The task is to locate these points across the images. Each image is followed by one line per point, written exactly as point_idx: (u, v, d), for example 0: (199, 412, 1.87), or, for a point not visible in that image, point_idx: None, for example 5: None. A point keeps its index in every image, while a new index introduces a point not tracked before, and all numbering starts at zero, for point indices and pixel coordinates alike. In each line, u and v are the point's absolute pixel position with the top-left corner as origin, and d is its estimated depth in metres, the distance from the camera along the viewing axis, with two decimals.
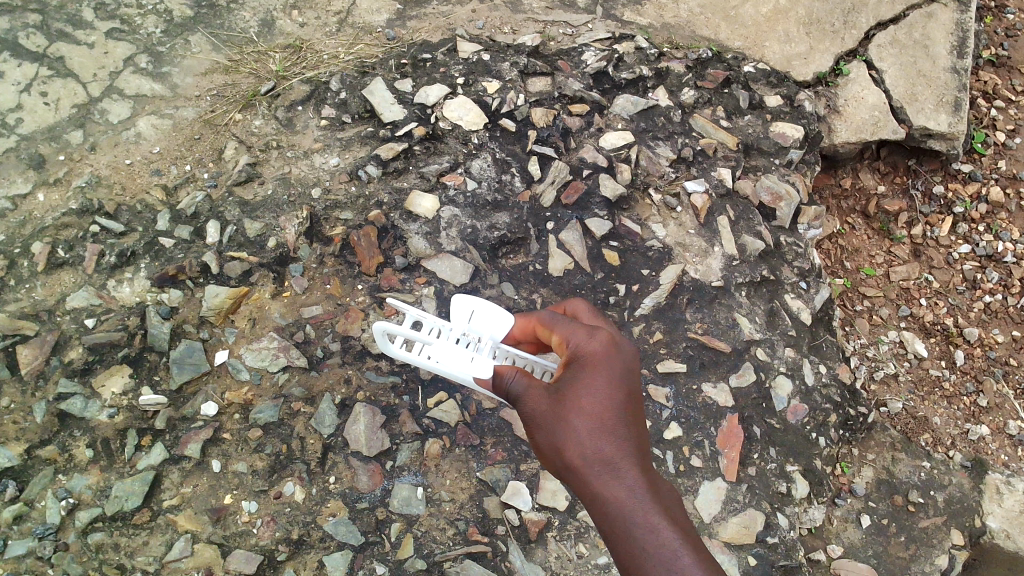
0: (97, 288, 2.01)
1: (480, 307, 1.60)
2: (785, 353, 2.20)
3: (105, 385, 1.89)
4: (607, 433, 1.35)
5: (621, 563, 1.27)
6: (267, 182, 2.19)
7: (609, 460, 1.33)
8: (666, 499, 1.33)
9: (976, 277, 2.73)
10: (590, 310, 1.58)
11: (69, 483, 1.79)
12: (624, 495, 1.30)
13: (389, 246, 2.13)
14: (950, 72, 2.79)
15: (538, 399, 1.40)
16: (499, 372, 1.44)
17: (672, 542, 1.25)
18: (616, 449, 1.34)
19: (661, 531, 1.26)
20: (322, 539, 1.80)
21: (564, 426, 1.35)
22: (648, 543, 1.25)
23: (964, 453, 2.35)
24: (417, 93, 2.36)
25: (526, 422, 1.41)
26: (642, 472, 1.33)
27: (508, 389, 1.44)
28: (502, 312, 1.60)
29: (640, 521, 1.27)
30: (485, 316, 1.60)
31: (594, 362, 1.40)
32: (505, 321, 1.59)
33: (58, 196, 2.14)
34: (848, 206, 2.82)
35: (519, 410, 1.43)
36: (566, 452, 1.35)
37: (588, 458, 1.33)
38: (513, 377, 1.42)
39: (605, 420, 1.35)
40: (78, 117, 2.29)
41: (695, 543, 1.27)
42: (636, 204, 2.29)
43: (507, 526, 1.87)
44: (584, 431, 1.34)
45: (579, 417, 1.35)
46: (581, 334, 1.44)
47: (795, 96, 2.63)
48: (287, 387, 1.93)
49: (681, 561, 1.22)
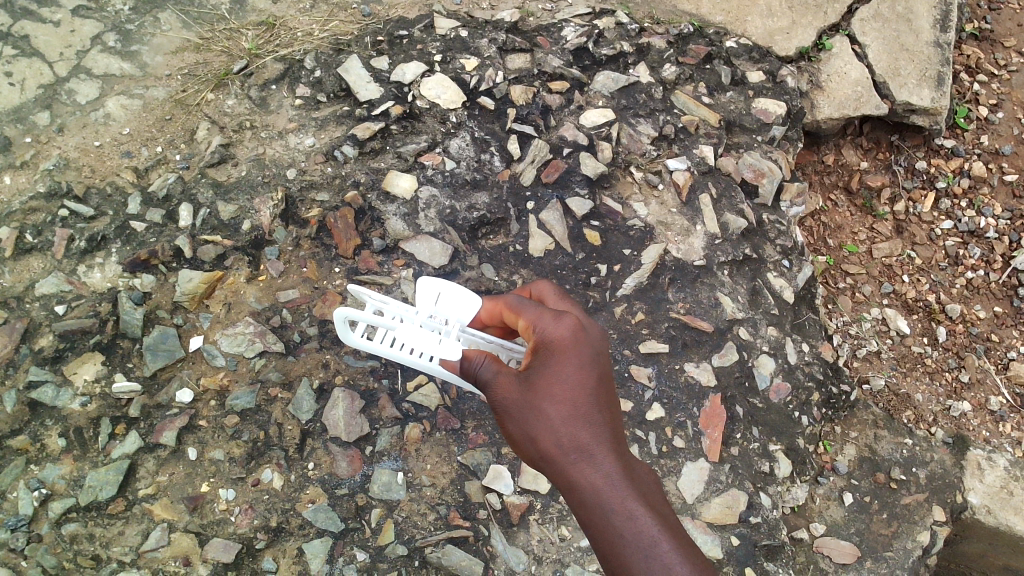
0: (67, 273, 1.96)
1: (447, 289, 1.57)
2: (768, 332, 2.19)
3: (77, 373, 1.85)
4: (581, 420, 1.33)
5: (600, 551, 1.27)
6: (241, 164, 2.15)
7: (584, 447, 1.32)
8: (642, 484, 1.32)
9: (958, 253, 2.73)
10: (557, 293, 1.56)
11: (42, 473, 1.76)
12: (600, 483, 1.29)
13: (366, 228, 2.09)
14: (933, 46, 2.77)
15: (507, 387, 1.37)
16: (466, 357, 1.42)
17: (650, 528, 1.24)
18: (590, 435, 1.32)
19: (639, 518, 1.25)
20: (301, 526, 1.77)
21: (538, 415, 1.34)
22: (627, 531, 1.24)
23: (945, 430, 2.36)
24: (394, 70, 2.31)
25: (497, 410, 1.38)
26: (617, 458, 1.32)
27: (476, 375, 1.42)
28: (469, 294, 1.57)
29: (618, 508, 1.26)
30: (452, 299, 1.56)
31: (563, 348, 1.37)
32: (472, 303, 1.55)
33: (25, 179, 2.09)
34: (830, 182, 2.80)
35: (488, 397, 1.40)
36: (540, 441, 1.33)
37: (563, 447, 1.32)
38: (482, 364, 1.40)
39: (578, 407, 1.34)
40: (45, 98, 2.23)
41: (673, 528, 1.26)
42: (617, 181, 2.27)
43: (489, 510, 1.85)
44: (558, 419, 1.33)
45: (552, 405, 1.33)
46: (548, 319, 1.40)
47: (777, 71, 2.60)
48: (264, 372, 1.90)
49: (660, 547, 1.22)
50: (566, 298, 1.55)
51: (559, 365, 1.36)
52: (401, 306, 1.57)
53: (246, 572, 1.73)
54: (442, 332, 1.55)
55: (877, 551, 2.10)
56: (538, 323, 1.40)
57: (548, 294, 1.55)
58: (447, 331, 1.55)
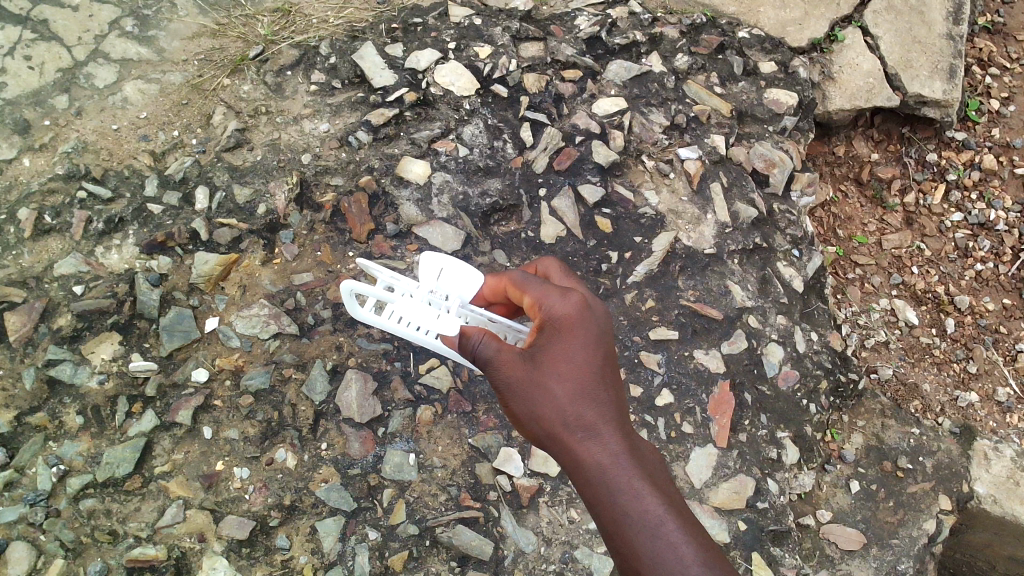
0: (85, 254, 1.99)
1: (450, 264, 1.57)
2: (777, 321, 2.20)
3: (95, 352, 1.88)
4: (587, 399, 1.35)
5: (605, 530, 1.29)
6: (256, 148, 2.17)
7: (590, 425, 1.34)
8: (647, 462, 1.35)
9: (967, 245, 2.73)
10: (562, 271, 1.57)
11: (60, 450, 1.79)
12: (607, 462, 1.31)
13: (380, 213, 2.11)
14: (945, 39, 2.77)
15: (511, 365, 1.36)
16: (464, 333, 1.37)
17: (656, 507, 1.26)
18: (595, 414, 1.35)
19: (646, 497, 1.28)
20: (315, 505, 1.80)
21: (544, 393, 1.35)
22: (633, 509, 1.26)
23: (952, 420, 2.37)
24: (408, 58, 2.33)
25: (499, 387, 1.38)
26: (622, 437, 1.35)
27: (474, 352, 1.37)
28: (471, 271, 1.58)
29: (624, 486, 1.28)
30: (454, 274, 1.57)
31: (570, 326, 1.39)
32: (474, 280, 1.57)
33: (44, 161, 2.12)
34: (840, 173, 2.81)
35: (488, 374, 1.39)
36: (545, 419, 1.35)
37: (569, 424, 1.34)
38: (481, 341, 1.35)
39: (585, 385, 1.36)
40: (63, 82, 2.25)
41: (678, 506, 1.29)
42: (629, 170, 2.28)
43: (499, 492, 1.87)
44: (564, 397, 1.35)
45: (558, 383, 1.35)
46: (556, 296, 1.41)
47: (789, 61, 2.59)
48: (278, 354, 1.93)
49: (667, 527, 1.25)
50: (570, 276, 1.56)
51: (565, 344, 1.37)
52: (409, 282, 1.58)
53: (260, 549, 1.75)
54: (443, 308, 1.56)
55: (883, 538, 2.11)
56: (544, 300, 1.41)
57: (554, 272, 1.56)
58: (448, 306, 1.56)
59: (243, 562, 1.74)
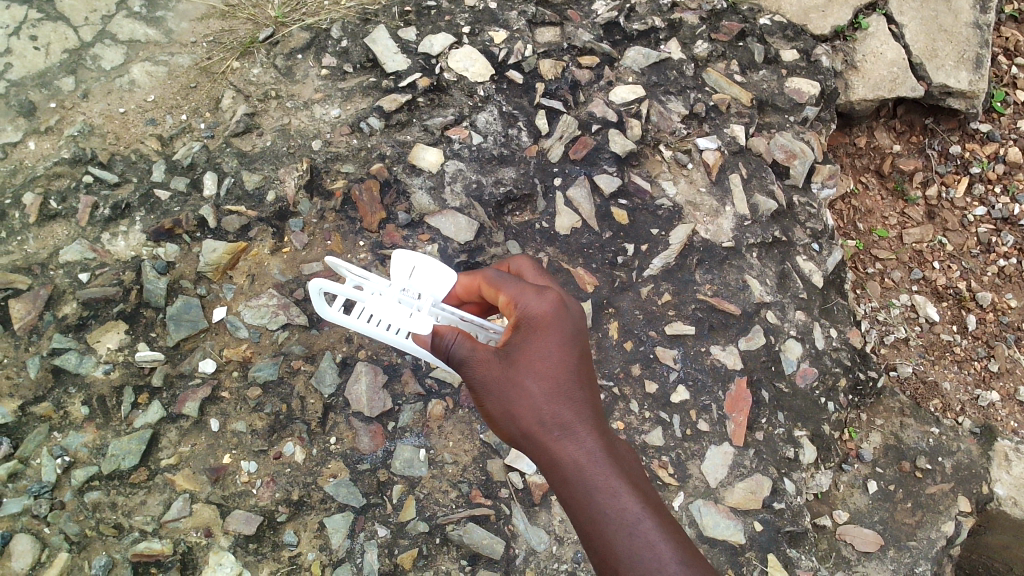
0: (91, 241, 1.95)
1: (422, 262, 1.50)
2: (796, 316, 2.15)
3: (100, 341, 1.84)
4: (562, 398, 1.31)
5: (581, 531, 1.24)
6: (266, 133, 2.12)
7: (566, 424, 1.30)
8: (625, 462, 1.30)
9: (990, 240, 2.67)
10: (537, 269, 1.52)
11: (65, 441, 1.76)
12: (583, 460, 1.26)
13: (391, 202, 2.07)
14: (971, 27, 2.71)
15: (486, 364, 1.33)
16: (437, 332, 1.35)
17: (633, 506, 1.21)
18: (571, 412, 1.30)
19: (622, 496, 1.22)
20: (323, 500, 1.76)
21: (519, 391, 1.31)
22: (609, 508, 1.21)
23: (973, 419, 2.33)
24: (422, 42, 2.27)
25: (474, 387, 1.35)
26: (600, 436, 1.30)
27: (448, 353, 1.35)
28: (445, 269, 1.51)
29: (600, 485, 1.23)
30: (427, 272, 1.50)
31: (545, 324, 1.34)
32: (447, 277, 1.51)
33: (49, 144, 2.07)
34: (862, 165, 2.75)
35: (464, 373, 1.37)
36: (521, 419, 1.31)
37: (545, 423, 1.30)
38: (454, 341, 1.33)
39: (560, 383, 1.32)
40: (69, 63, 2.21)
41: (656, 505, 1.24)
42: (646, 160, 2.23)
43: (510, 489, 1.83)
44: (539, 395, 1.31)
45: (534, 381, 1.31)
46: (531, 294, 1.36)
47: (812, 50, 2.52)
48: (287, 345, 1.89)
49: (642, 524, 1.19)
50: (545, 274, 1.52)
51: (542, 342, 1.33)
52: (380, 282, 1.50)
53: (267, 545, 1.72)
54: (415, 307, 1.49)
55: (900, 540, 2.07)
56: (520, 299, 1.37)
57: (527, 270, 1.52)
58: (419, 305, 1.49)
59: (250, 558, 1.71)
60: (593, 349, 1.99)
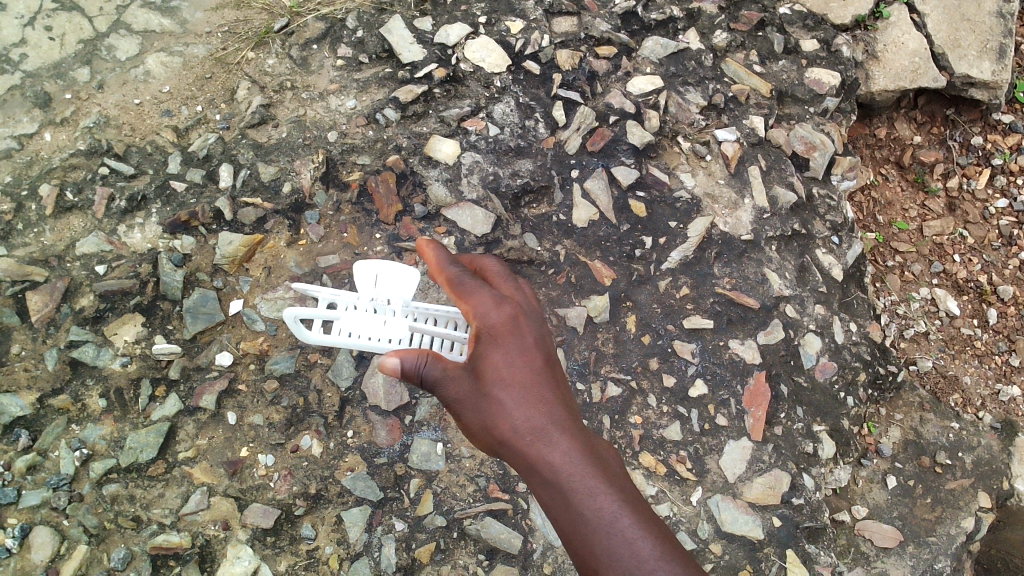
0: (107, 233, 1.95)
1: (384, 269, 1.69)
2: (815, 310, 2.13)
3: (117, 334, 1.84)
4: (532, 402, 1.25)
5: (562, 538, 1.15)
6: (281, 125, 2.11)
7: (538, 427, 1.23)
8: (604, 460, 1.22)
9: (1013, 232, 2.64)
10: (504, 273, 1.48)
11: (83, 433, 1.76)
12: (556, 461, 1.18)
13: (408, 194, 2.05)
14: (995, 16, 2.67)
15: (456, 381, 1.30)
16: (407, 356, 1.32)
17: (610, 504, 1.12)
18: (542, 415, 1.24)
19: (599, 495, 1.13)
20: (340, 494, 1.76)
21: (491, 403, 1.27)
22: (586, 509, 1.12)
23: (993, 415, 2.31)
24: (438, 32, 2.25)
25: (450, 405, 1.31)
26: (574, 434, 1.22)
27: (422, 376, 1.31)
28: (406, 270, 1.70)
29: (576, 486, 1.14)
30: (390, 277, 1.69)
31: (502, 333, 1.32)
32: (409, 277, 1.69)
33: (65, 136, 2.07)
34: (882, 156, 2.72)
35: (440, 394, 1.32)
36: (495, 430, 1.25)
37: (517, 430, 1.23)
38: (424, 363, 1.29)
39: (528, 386, 1.27)
40: (84, 54, 2.19)
41: (636, 502, 1.14)
42: (664, 151, 2.21)
43: (528, 484, 1.81)
44: (509, 403, 1.25)
45: (502, 390, 1.27)
46: (488, 305, 1.35)
47: (832, 39, 2.49)
48: (304, 338, 1.88)
49: (621, 523, 1.10)
50: (510, 278, 1.47)
51: (502, 350, 1.31)
52: (350, 295, 1.67)
53: (285, 538, 1.72)
54: (387, 313, 1.68)
55: (920, 536, 2.05)
56: (477, 308, 1.35)
57: (493, 273, 1.48)
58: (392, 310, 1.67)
59: (268, 551, 1.71)
60: (611, 344, 1.98)
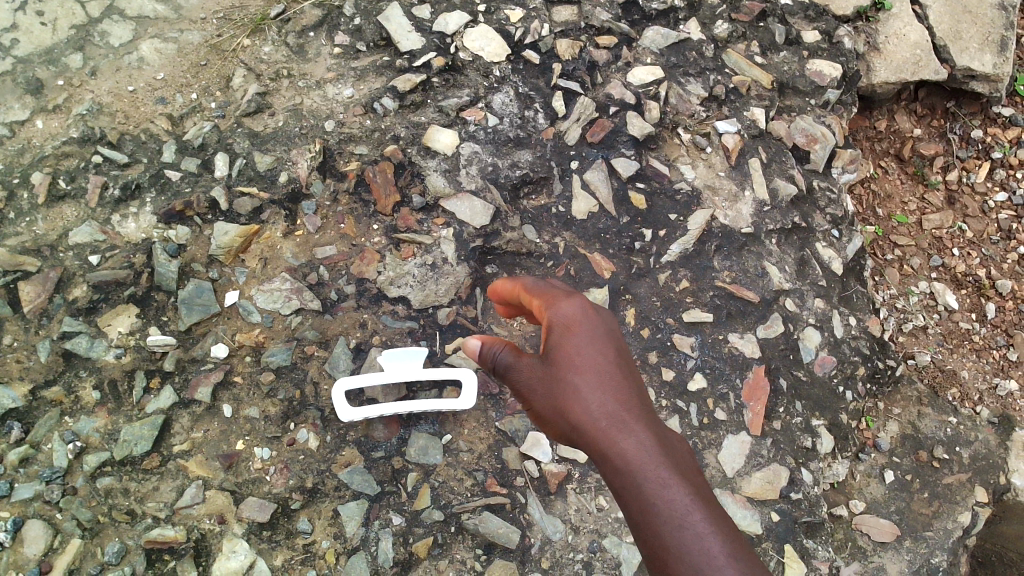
0: (101, 222, 1.92)
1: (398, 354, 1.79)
2: (815, 304, 2.12)
3: (111, 325, 1.82)
4: (609, 390, 1.27)
5: (635, 528, 1.17)
6: (278, 113, 2.08)
7: (617, 416, 1.24)
8: (678, 460, 1.22)
9: (1011, 226, 2.63)
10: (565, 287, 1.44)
11: (76, 426, 1.74)
12: (632, 453, 1.20)
13: (406, 184, 2.02)
14: (996, 9, 2.66)
15: (529, 369, 1.33)
16: (484, 344, 1.38)
17: (681, 497, 1.15)
18: (619, 408, 1.25)
19: (671, 485, 1.16)
20: (337, 488, 1.75)
21: (565, 388, 1.28)
22: (659, 500, 1.15)
23: (990, 409, 2.31)
24: (436, 20, 2.22)
25: (523, 392, 1.33)
26: (654, 430, 1.24)
27: (495, 362, 1.37)
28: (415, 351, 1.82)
29: (651, 476, 1.17)
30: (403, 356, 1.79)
31: (573, 323, 1.33)
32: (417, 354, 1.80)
33: (57, 123, 2.03)
34: (882, 149, 2.70)
35: (512, 382, 1.36)
36: (569, 416, 1.26)
37: (594, 419, 1.24)
38: (499, 350, 1.36)
39: (605, 381, 1.28)
40: (77, 39, 2.16)
41: (710, 501, 1.16)
42: (664, 143, 2.19)
43: (526, 478, 1.82)
44: (587, 393, 1.27)
45: (577, 377, 1.28)
46: (562, 302, 1.35)
47: (834, 31, 2.47)
48: (300, 330, 1.86)
49: (693, 517, 1.13)
50: (582, 302, 1.36)
51: (577, 339, 1.31)
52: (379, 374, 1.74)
53: (281, 532, 1.71)
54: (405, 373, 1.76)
55: (917, 530, 2.05)
56: (550, 303, 1.36)
57: (561, 296, 1.38)
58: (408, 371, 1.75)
59: (264, 545, 1.70)
60: None
